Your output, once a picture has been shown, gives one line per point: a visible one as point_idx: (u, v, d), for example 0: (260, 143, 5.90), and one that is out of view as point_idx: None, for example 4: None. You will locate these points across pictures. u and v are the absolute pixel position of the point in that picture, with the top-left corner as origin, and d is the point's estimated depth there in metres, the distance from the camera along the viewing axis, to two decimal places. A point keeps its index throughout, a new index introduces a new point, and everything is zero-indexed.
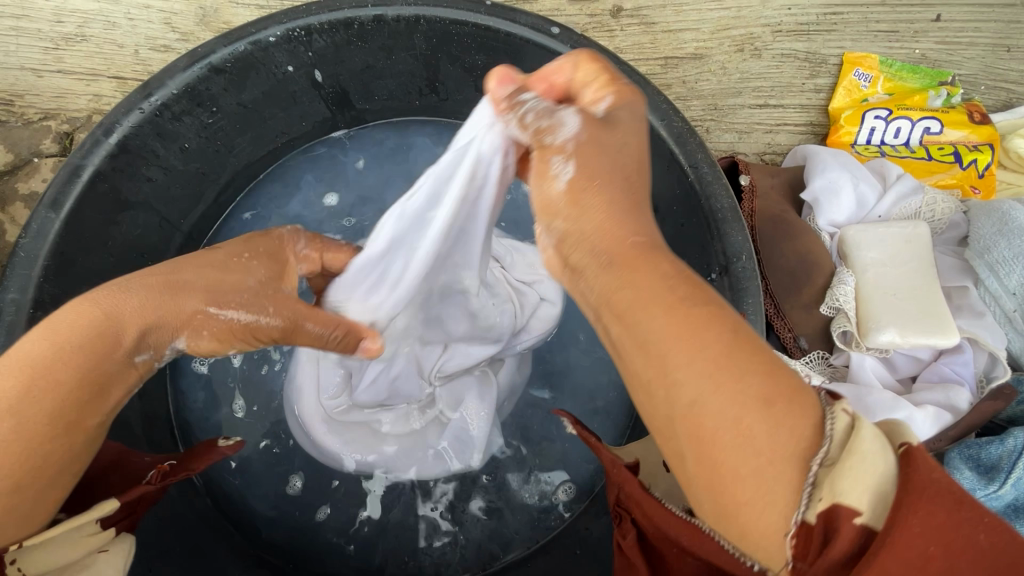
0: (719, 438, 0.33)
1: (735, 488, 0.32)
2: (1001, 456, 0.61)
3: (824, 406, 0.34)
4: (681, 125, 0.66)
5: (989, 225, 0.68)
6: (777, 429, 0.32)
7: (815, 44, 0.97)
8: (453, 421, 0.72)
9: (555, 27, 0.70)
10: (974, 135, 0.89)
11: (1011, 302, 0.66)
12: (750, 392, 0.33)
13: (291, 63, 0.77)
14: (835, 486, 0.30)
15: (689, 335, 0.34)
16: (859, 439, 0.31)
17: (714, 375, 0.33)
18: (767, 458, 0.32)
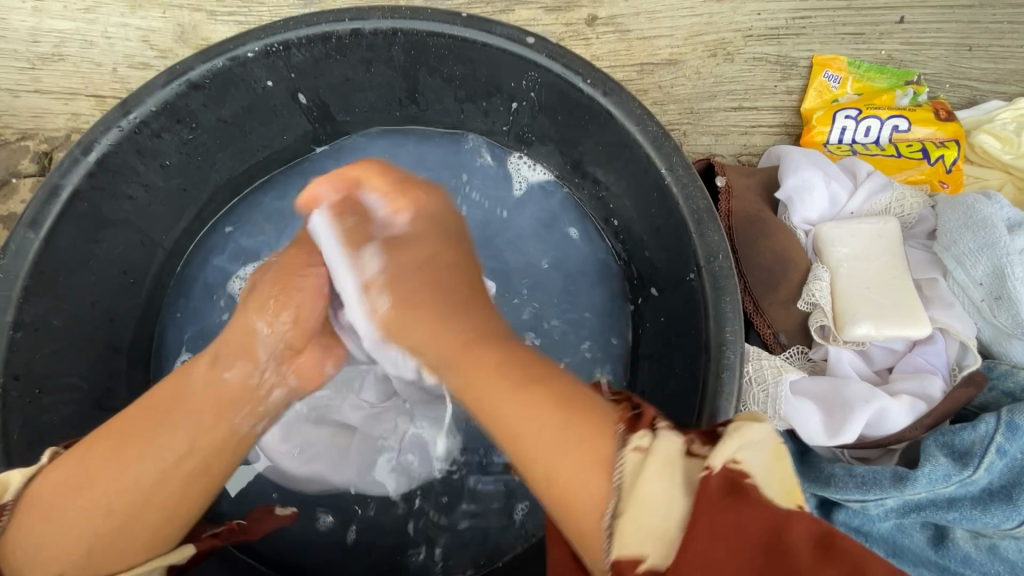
0: (563, 484, 0.44)
1: (572, 506, 0.44)
2: (974, 441, 0.62)
3: (619, 447, 0.43)
4: (656, 129, 0.68)
5: (956, 218, 0.70)
6: (575, 449, 0.44)
7: (785, 47, 0.99)
8: (417, 431, 0.75)
9: (530, 38, 0.72)
10: (941, 132, 0.92)
11: (979, 292, 0.68)
12: (552, 429, 0.46)
13: (270, 78, 0.78)
14: (622, 538, 0.40)
15: (529, 411, 0.47)
16: (641, 484, 0.41)
17: (540, 428, 0.46)
18: (581, 476, 0.44)
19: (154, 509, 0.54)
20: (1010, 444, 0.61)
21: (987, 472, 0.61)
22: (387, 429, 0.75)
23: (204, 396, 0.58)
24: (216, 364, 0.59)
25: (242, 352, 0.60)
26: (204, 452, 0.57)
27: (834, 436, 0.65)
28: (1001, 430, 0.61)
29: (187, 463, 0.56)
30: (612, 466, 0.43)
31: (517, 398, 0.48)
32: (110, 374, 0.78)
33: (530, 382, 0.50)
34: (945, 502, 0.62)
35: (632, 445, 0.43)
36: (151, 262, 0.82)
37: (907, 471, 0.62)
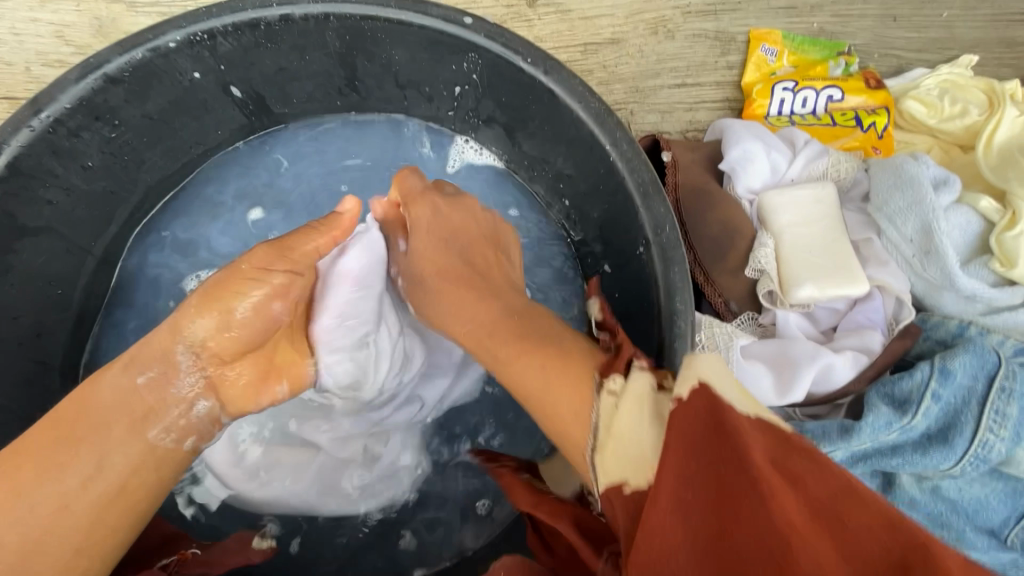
0: (554, 394, 0.54)
1: (557, 420, 0.53)
2: (911, 388, 0.62)
3: (596, 391, 0.52)
4: (598, 105, 0.68)
5: (886, 179, 0.73)
6: (563, 390, 0.54)
7: (723, 22, 1.01)
8: (384, 455, 0.78)
9: (467, 18, 0.71)
10: (871, 99, 0.95)
11: (910, 248, 0.71)
12: (537, 355, 0.58)
13: (197, 69, 0.74)
14: (604, 461, 0.47)
15: (525, 350, 0.59)
16: (616, 421, 0.48)
17: (541, 364, 0.57)
18: (569, 401, 0.53)
19: (62, 534, 0.51)
20: (944, 389, 0.61)
21: (925, 417, 0.62)
22: (352, 452, 0.77)
23: (119, 406, 0.56)
24: (132, 370, 0.57)
25: (157, 358, 0.58)
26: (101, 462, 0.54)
27: (783, 396, 0.67)
28: (936, 375, 0.61)
29: (99, 484, 0.53)
30: (593, 403, 0.51)
31: (512, 347, 0.61)
32: (42, 391, 0.74)
33: (524, 337, 0.60)
34: (887, 450, 0.63)
35: (608, 390, 0.51)
36: (80, 270, 0.78)
37: (853, 423, 0.63)
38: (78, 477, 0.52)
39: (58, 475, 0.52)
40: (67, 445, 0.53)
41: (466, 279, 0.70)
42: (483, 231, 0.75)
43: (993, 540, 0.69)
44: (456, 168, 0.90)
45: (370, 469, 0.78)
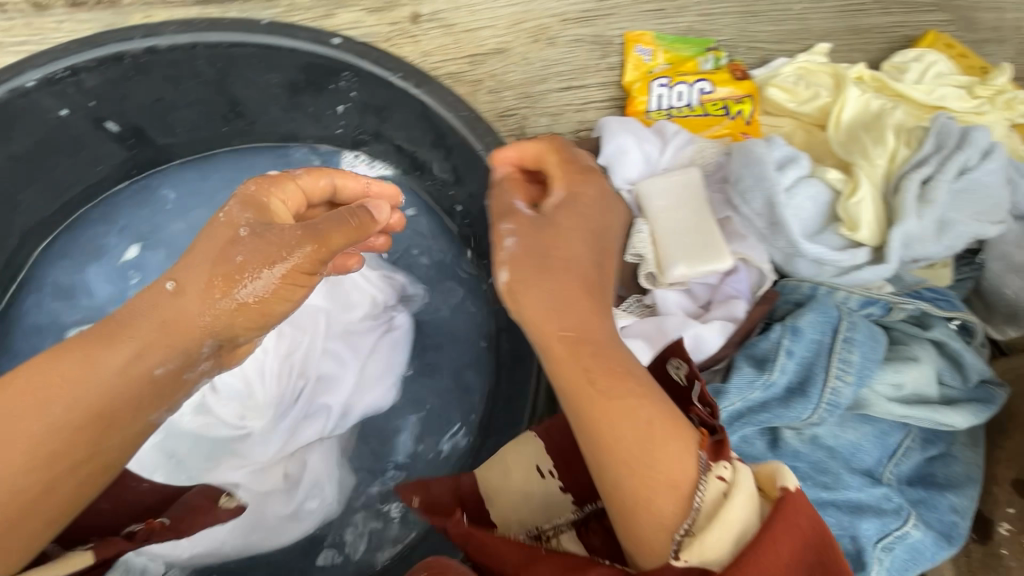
0: (615, 446, 0.49)
1: (653, 494, 0.48)
2: (768, 348, 0.68)
3: (702, 474, 0.48)
4: (466, 113, 0.73)
5: (739, 160, 0.80)
6: (664, 453, 0.48)
7: (599, 27, 1.07)
8: (304, 478, 0.78)
9: (335, 38, 0.74)
10: (738, 89, 1.03)
11: (761, 221, 0.78)
12: (639, 421, 0.49)
13: (64, 107, 0.73)
14: (698, 549, 0.45)
15: (624, 414, 0.49)
16: (727, 510, 0.45)
17: (637, 436, 0.48)
18: (671, 484, 0.47)
19: (42, 511, 0.53)
20: (796, 345, 0.67)
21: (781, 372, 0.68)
22: (274, 479, 0.78)
23: (118, 385, 0.55)
24: (145, 359, 0.56)
25: (181, 344, 0.57)
26: (93, 417, 0.54)
27: (650, 360, 0.75)
28: (787, 334, 0.67)
29: (83, 466, 0.55)
30: (698, 482, 0.47)
31: (628, 423, 0.49)
32: None
33: (620, 372, 0.51)
34: (754, 406, 0.68)
35: (717, 474, 0.47)
36: None
37: (721, 385, 0.68)
38: (66, 429, 0.53)
39: (58, 406, 0.53)
40: (67, 388, 0.53)
41: (547, 271, 0.53)
42: (619, 221, 0.61)
43: (866, 479, 0.74)
44: None
45: (293, 493, 0.78)
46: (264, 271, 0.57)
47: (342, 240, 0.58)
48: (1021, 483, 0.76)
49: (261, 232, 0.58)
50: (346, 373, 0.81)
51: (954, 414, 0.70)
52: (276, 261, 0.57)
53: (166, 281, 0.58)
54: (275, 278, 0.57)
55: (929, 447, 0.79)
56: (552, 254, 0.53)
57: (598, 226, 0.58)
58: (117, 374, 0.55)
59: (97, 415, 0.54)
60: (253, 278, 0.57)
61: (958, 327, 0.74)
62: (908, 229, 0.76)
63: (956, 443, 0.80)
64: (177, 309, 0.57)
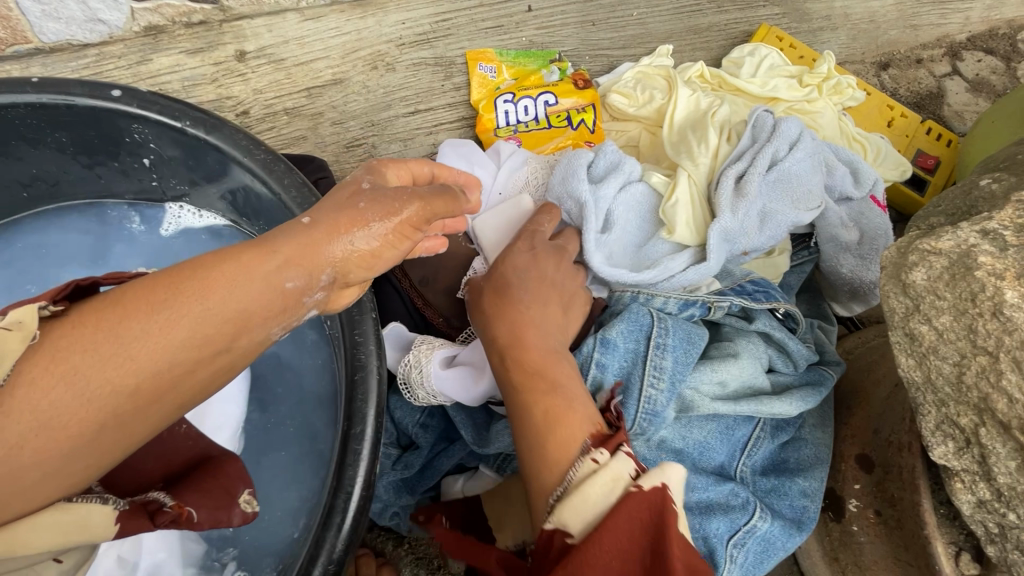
0: (549, 430, 0.54)
1: (537, 476, 0.53)
2: (582, 363, 0.65)
3: (581, 458, 0.52)
4: (263, 156, 0.69)
5: (560, 175, 0.80)
6: (561, 432, 0.54)
7: (439, 49, 1.05)
8: (140, 563, 0.68)
9: (115, 90, 0.70)
10: (581, 99, 1.04)
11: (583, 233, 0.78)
12: (559, 395, 0.56)
13: None
14: (561, 513, 0.48)
15: (560, 378, 0.58)
16: (590, 485, 0.48)
17: (548, 409, 0.55)
18: (555, 459, 0.52)
19: (115, 430, 0.41)
20: (607, 358, 0.64)
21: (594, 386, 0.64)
22: (102, 571, 0.68)
23: (191, 320, 0.43)
24: (274, 266, 0.47)
25: (308, 262, 0.48)
26: (219, 337, 0.44)
27: (474, 396, 0.67)
28: (597, 348, 0.64)
29: (163, 405, 0.43)
30: (576, 463, 0.52)
31: (552, 396, 0.56)
32: None
33: (535, 373, 0.58)
34: None
35: (592, 456, 0.51)
36: None
37: None
38: (198, 345, 0.43)
39: (102, 367, 0.40)
40: (204, 298, 0.43)
41: (498, 291, 0.64)
42: (558, 262, 0.70)
43: (714, 477, 0.75)
44: (171, 230, 0.86)
45: None
46: (377, 221, 0.50)
47: (442, 210, 0.55)
48: (865, 458, 0.78)
49: (378, 188, 0.53)
50: None
51: (781, 403, 0.71)
52: (393, 214, 0.51)
53: (302, 217, 0.50)
54: (381, 232, 0.50)
55: (780, 434, 0.81)
56: (506, 276, 0.65)
57: (408, 195, 0.52)
58: (260, 290, 0.46)
59: (166, 378, 0.42)
60: (349, 236, 0.49)
61: (783, 315, 0.77)
62: (725, 226, 0.78)
63: (805, 426, 0.82)
64: (273, 246, 0.47)
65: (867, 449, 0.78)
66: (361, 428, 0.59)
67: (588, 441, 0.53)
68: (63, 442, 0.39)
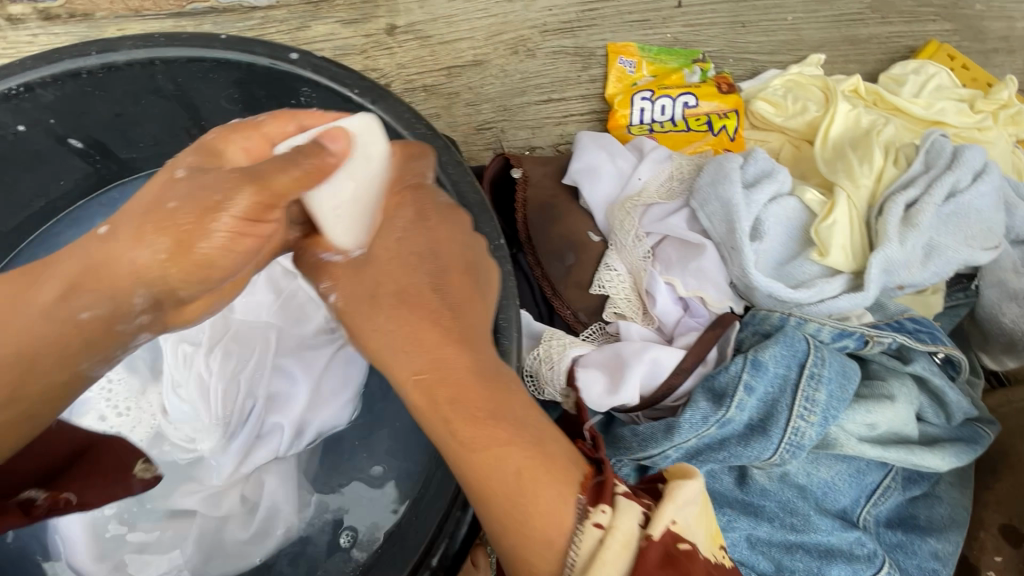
0: (529, 499, 0.47)
1: (523, 551, 0.47)
2: (728, 381, 0.61)
3: (579, 522, 0.47)
4: (424, 130, 0.70)
5: (708, 177, 0.75)
6: (542, 501, 0.47)
7: (581, 39, 1.04)
8: (261, 503, 0.73)
9: (293, 53, 0.72)
10: (724, 104, 1.00)
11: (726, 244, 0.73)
12: (504, 462, 0.48)
13: (21, 122, 0.72)
14: None
15: (511, 433, 0.49)
16: (601, 561, 0.45)
17: (515, 478, 0.48)
18: (546, 536, 0.47)
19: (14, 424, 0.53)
20: (756, 380, 0.61)
21: (739, 409, 0.61)
22: (230, 504, 0.72)
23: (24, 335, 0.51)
24: (80, 295, 0.52)
25: (109, 288, 0.52)
26: (11, 377, 0.51)
27: (605, 404, 0.65)
28: (747, 368, 0.61)
29: (10, 408, 0.52)
30: (575, 534, 0.47)
31: (512, 457, 0.48)
32: None
33: (484, 419, 0.49)
34: (713, 444, 0.62)
35: (593, 521, 0.46)
36: None
37: (674, 420, 0.61)
38: (9, 375, 0.51)
39: None
40: None
41: (399, 300, 0.56)
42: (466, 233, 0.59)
43: (839, 521, 0.70)
44: None
45: (251, 520, 0.72)
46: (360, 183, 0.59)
47: (291, 187, 0.55)
48: (1011, 530, 0.71)
49: (198, 173, 0.55)
50: (297, 390, 0.75)
51: (933, 455, 0.66)
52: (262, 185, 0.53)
53: (178, 173, 0.55)
54: (228, 224, 0.52)
55: (912, 488, 0.75)
56: (377, 290, 0.58)
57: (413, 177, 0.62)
58: (43, 321, 0.51)
59: (19, 377, 0.51)
60: (217, 219, 0.52)
61: (941, 360, 0.70)
62: (889, 254, 0.72)
63: (941, 483, 0.75)
64: (107, 254, 0.52)
65: (1016, 520, 0.71)
66: None
67: (583, 501, 0.48)
68: None
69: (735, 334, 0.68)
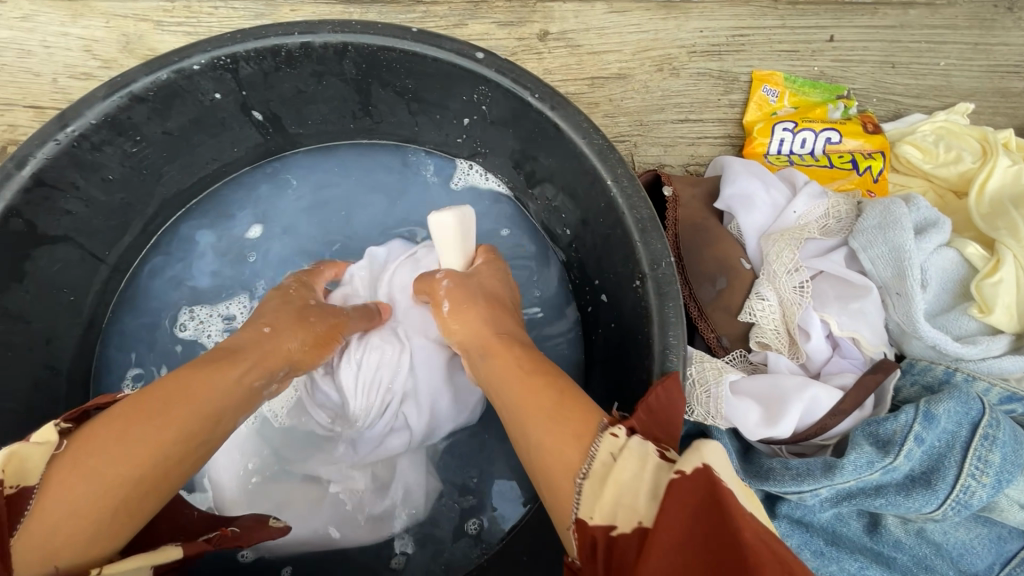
0: (559, 416, 0.52)
1: (550, 466, 0.49)
2: (895, 430, 0.63)
3: (600, 430, 0.49)
4: (601, 141, 0.71)
5: (873, 219, 0.74)
6: (568, 416, 0.51)
7: (727, 63, 1.04)
8: (394, 482, 0.76)
9: (480, 52, 0.73)
10: (869, 143, 0.98)
11: (888, 288, 0.72)
12: (547, 392, 0.54)
13: (218, 90, 0.77)
14: (594, 503, 0.45)
15: (546, 372, 0.57)
16: (618, 470, 0.45)
17: (554, 404, 0.53)
18: (573, 440, 0.49)
19: (163, 491, 0.52)
20: (927, 432, 0.62)
21: (907, 458, 0.62)
22: (364, 479, 0.76)
23: (204, 404, 0.55)
24: (245, 371, 0.60)
25: (269, 360, 0.63)
26: (200, 434, 0.54)
27: (760, 433, 0.66)
28: (920, 419, 0.62)
29: (180, 470, 0.53)
30: (593, 440, 0.48)
31: (546, 386, 0.55)
32: (49, 395, 0.75)
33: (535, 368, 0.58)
34: (873, 489, 0.63)
35: (612, 431, 0.48)
36: (92, 278, 0.80)
37: (836, 460, 0.63)
38: (184, 441, 0.53)
39: (116, 460, 0.49)
40: (171, 416, 0.52)
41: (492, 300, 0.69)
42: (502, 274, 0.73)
43: None
44: (461, 184, 0.93)
45: (382, 496, 0.76)
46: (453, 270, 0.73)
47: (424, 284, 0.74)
48: None
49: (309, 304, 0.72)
50: (434, 390, 0.77)
51: None
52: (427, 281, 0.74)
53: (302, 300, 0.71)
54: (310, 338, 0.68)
55: None
56: (476, 285, 0.71)
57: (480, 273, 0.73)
58: (227, 386, 0.58)
59: (192, 445, 0.53)
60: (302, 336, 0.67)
61: None
62: None
63: None
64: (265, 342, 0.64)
65: None
66: None
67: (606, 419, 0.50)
68: (118, 501, 0.49)
69: (894, 383, 0.69)
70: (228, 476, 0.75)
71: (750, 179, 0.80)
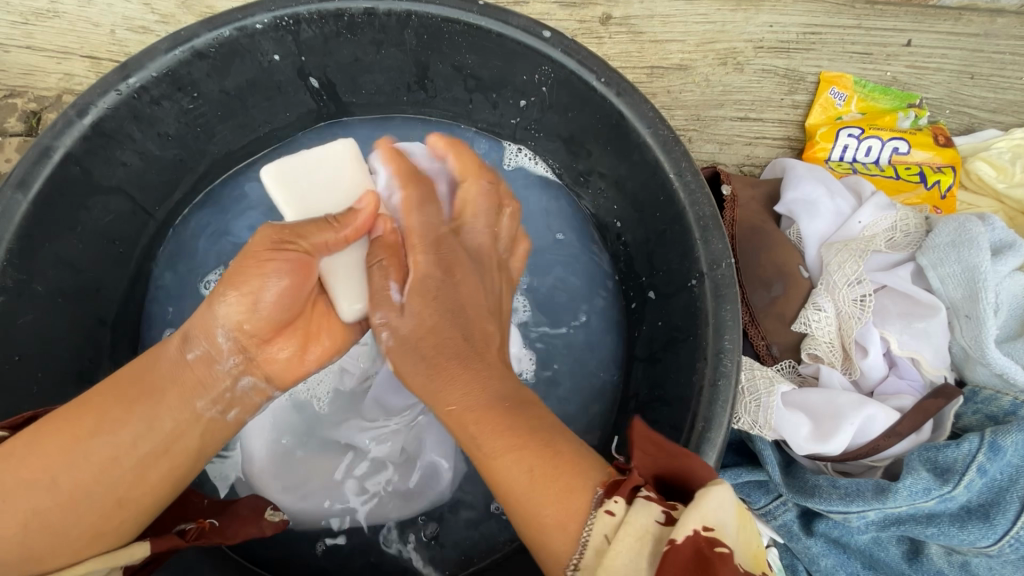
0: (546, 477, 0.45)
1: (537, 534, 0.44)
2: (956, 458, 0.61)
3: (592, 510, 0.43)
4: (666, 133, 0.68)
5: (946, 235, 0.70)
6: (554, 484, 0.44)
7: (794, 61, 1.00)
8: (420, 459, 0.75)
9: (547, 31, 0.71)
10: (939, 157, 0.93)
11: (955, 310, 0.69)
12: (526, 443, 0.47)
13: (277, 52, 0.76)
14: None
15: (521, 421, 0.49)
16: (610, 557, 0.39)
17: (532, 464, 0.46)
18: (561, 514, 0.43)
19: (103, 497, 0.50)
20: (991, 464, 0.60)
21: (965, 488, 0.61)
22: (392, 451, 0.76)
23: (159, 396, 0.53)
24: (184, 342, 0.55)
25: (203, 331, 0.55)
26: (161, 438, 0.53)
27: (808, 448, 0.65)
28: (984, 450, 0.60)
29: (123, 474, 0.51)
30: (589, 516, 0.43)
31: (521, 435, 0.48)
32: (93, 346, 0.76)
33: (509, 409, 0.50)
34: (925, 516, 0.62)
35: (606, 507, 0.42)
36: (141, 233, 0.80)
37: (888, 483, 0.61)
38: (131, 445, 0.51)
39: (57, 466, 0.49)
40: (113, 428, 0.51)
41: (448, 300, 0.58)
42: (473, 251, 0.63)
43: None
44: (512, 165, 0.90)
45: (409, 472, 0.76)
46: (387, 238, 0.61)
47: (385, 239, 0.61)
48: None
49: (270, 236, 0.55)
50: None
51: None
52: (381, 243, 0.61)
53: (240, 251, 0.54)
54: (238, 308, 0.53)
55: None
56: (426, 335, 0.56)
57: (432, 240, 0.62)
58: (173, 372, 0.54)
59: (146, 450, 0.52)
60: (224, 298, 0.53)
61: None
62: None
63: None
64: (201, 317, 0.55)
65: None
66: (716, 436, 0.57)
67: (597, 490, 0.43)
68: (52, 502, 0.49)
69: (954, 409, 0.66)
70: (258, 446, 0.74)
71: (812, 183, 0.77)
